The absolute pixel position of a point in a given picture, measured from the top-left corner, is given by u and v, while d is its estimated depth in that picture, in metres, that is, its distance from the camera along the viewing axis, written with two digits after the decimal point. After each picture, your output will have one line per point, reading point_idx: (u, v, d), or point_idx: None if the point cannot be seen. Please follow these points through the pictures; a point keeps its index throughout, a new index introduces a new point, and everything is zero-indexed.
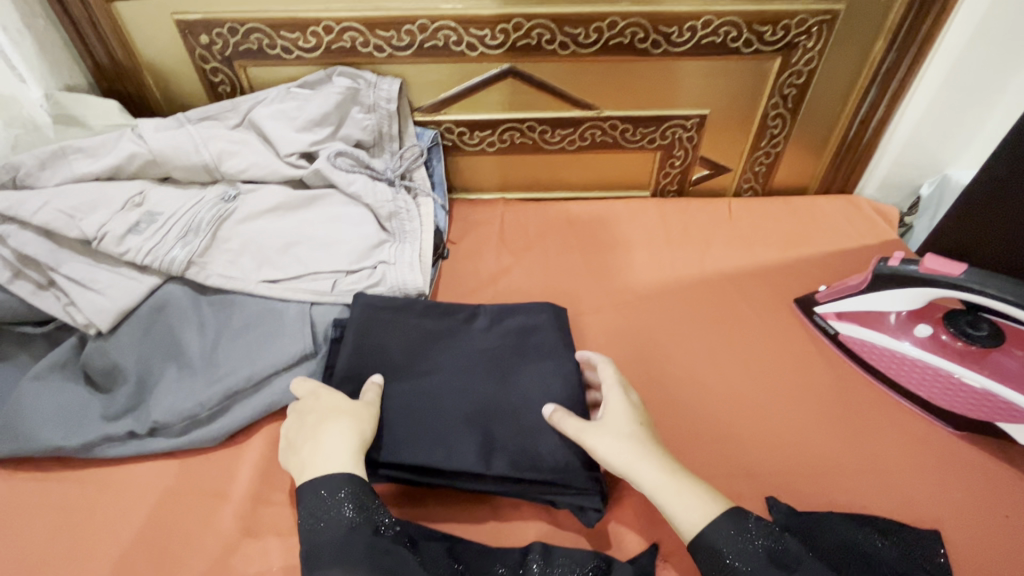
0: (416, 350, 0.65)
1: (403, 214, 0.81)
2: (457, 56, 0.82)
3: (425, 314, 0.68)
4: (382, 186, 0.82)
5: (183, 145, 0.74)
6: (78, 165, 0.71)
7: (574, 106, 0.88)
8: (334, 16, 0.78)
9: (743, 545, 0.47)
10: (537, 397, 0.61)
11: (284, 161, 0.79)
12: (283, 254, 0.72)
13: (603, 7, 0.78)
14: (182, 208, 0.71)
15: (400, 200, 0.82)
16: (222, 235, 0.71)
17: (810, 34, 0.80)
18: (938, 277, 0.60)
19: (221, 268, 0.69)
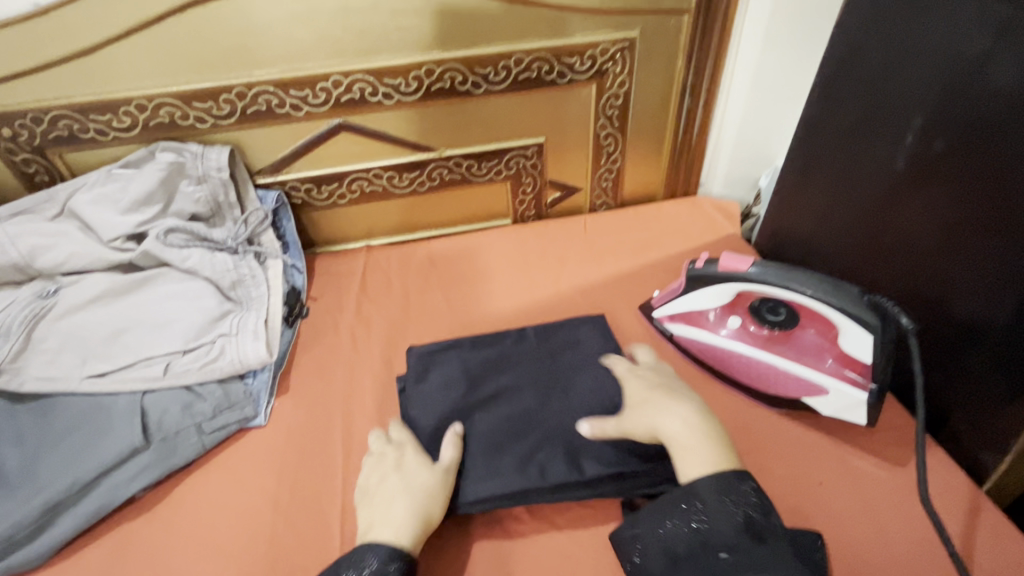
0: (476, 381, 0.69)
1: (248, 280, 0.80)
2: (284, 118, 0.83)
3: (476, 347, 0.74)
4: (222, 256, 0.80)
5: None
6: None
7: (414, 150, 0.91)
8: (144, 93, 0.77)
9: (722, 515, 0.50)
10: (593, 401, 0.65)
11: (110, 247, 0.76)
12: (111, 344, 0.69)
13: (416, 57, 0.81)
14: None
15: (244, 267, 0.81)
16: (38, 335, 0.67)
17: (615, 61, 0.87)
18: (733, 274, 0.65)
19: (38, 371, 0.65)
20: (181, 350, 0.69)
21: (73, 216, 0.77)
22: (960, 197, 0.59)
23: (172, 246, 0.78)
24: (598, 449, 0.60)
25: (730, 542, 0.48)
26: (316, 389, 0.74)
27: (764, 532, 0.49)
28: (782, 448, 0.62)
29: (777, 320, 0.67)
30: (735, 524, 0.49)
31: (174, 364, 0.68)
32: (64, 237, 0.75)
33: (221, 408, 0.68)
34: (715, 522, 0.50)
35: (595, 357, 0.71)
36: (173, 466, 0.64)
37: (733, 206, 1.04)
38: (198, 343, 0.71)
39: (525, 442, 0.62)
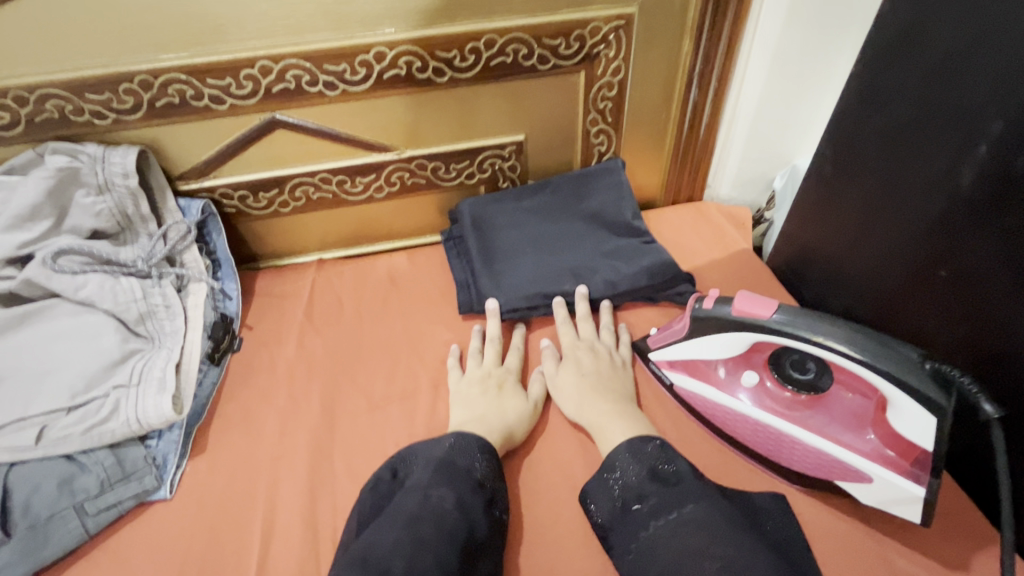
0: (521, 221, 0.80)
1: (160, 312, 0.66)
2: (203, 112, 0.68)
3: (518, 195, 0.82)
4: (129, 282, 0.66)
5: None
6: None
7: (368, 149, 0.77)
8: (23, 82, 0.62)
9: (629, 470, 0.52)
10: (616, 227, 0.81)
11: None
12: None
13: (362, 37, 0.66)
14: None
15: (155, 295, 0.67)
16: None
17: (608, 43, 0.72)
18: (752, 321, 0.51)
19: None
20: (66, 408, 0.56)
21: None
22: None
23: (61, 270, 0.63)
24: (620, 259, 0.77)
25: (641, 494, 0.50)
26: (239, 448, 0.61)
27: (667, 478, 0.50)
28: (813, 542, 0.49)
29: (807, 379, 0.54)
30: (671, 520, 0.47)
31: (53, 426, 0.55)
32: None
33: (112, 481, 0.55)
34: (642, 517, 0.49)
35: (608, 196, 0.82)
36: (43, 562, 0.51)
37: (744, 214, 0.89)
38: (86, 397, 0.57)
39: (572, 267, 0.76)
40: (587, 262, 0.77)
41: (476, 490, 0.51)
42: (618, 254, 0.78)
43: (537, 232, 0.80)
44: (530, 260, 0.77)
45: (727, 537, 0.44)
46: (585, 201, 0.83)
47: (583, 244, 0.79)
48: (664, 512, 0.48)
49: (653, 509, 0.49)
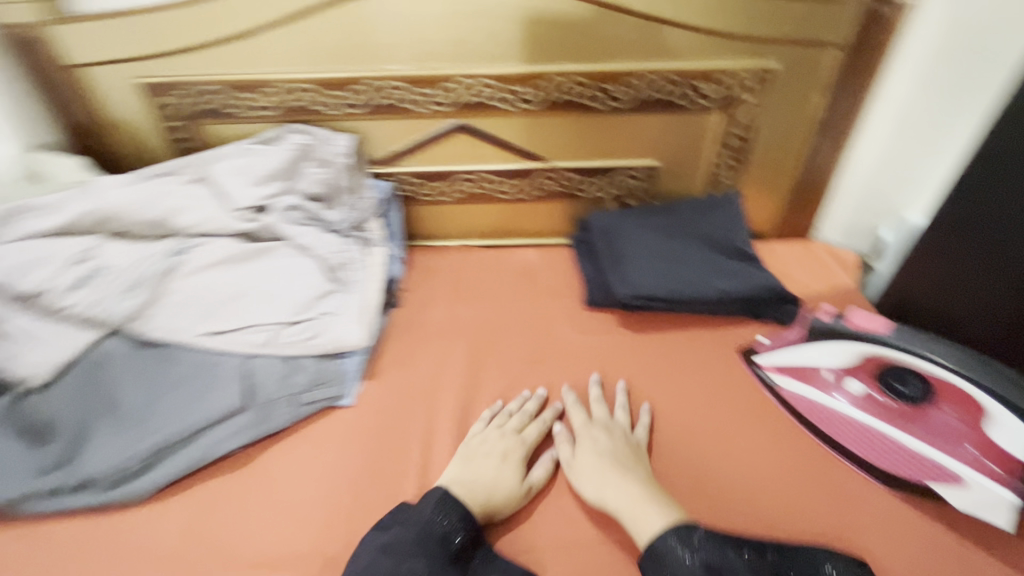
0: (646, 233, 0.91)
1: (351, 264, 0.83)
2: (407, 112, 0.86)
3: (642, 213, 0.94)
4: (332, 237, 0.84)
5: (137, 202, 0.76)
6: (21, 220, 0.71)
7: (523, 157, 0.91)
8: (288, 76, 0.82)
9: (688, 563, 0.51)
10: (729, 248, 0.90)
11: (235, 215, 0.81)
12: (227, 306, 0.73)
13: (543, 66, 0.80)
14: (128, 261, 0.72)
15: (349, 250, 0.84)
16: (168, 289, 0.73)
17: (748, 89, 0.83)
18: (867, 333, 0.62)
19: (164, 322, 0.70)
20: (287, 322, 0.73)
21: (207, 182, 0.82)
22: None
23: (290, 223, 0.83)
24: (735, 273, 0.86)
25: None
26: (399, 380, 0.75)
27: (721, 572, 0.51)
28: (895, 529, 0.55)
29: (909, 393, 0.62)
30: None
31: (278, 334, 0.72)
32: (196, 199, 0.80)
33: (315, 383, 0.71)
34: None
35: (724, 221, 0.92)
36: (266, 431, 0.67)
37: (849, 256, 0.96)
38: (302, 317, 0.74)
39: (692, 274, 0.85)
40: (705, 270, 0.86)
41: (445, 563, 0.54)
42: (734, 274, 0.85)
43: (660, 242, 0.89)
44: (654, 269, 0.85)
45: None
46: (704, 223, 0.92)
47: (700, 257, 0.88)
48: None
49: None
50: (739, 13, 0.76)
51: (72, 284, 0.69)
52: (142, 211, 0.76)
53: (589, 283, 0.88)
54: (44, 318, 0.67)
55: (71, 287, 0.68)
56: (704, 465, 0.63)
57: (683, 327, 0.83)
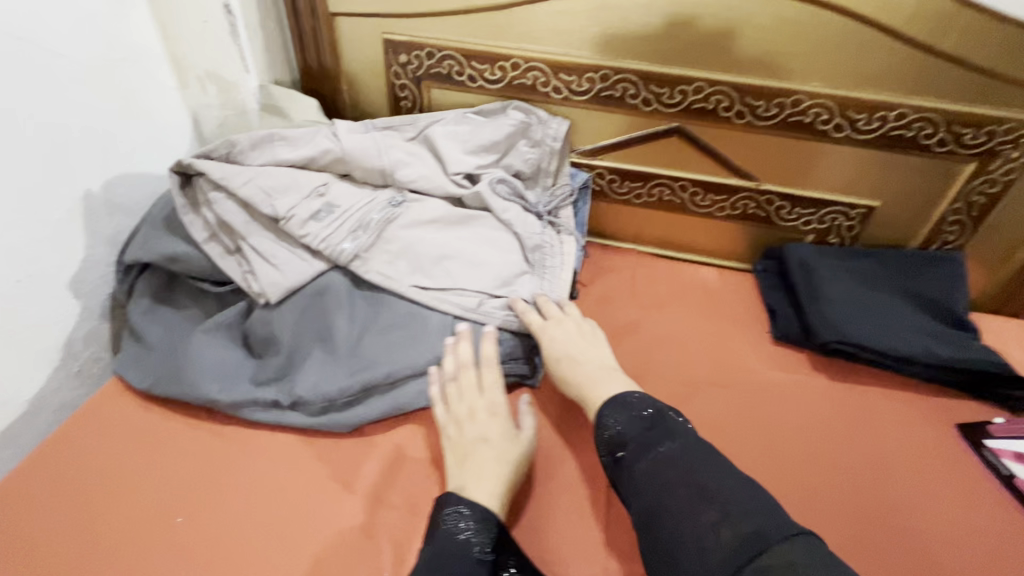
0: (856, 281, 0.84)
1: (547, 248, 0.82)
2: (629, 109, 0.84)
3: (846, 257, 0.87)
4: (532, 219, 0.84)
5: (368, 148, 0.78)
6: (271, 148, 0.76)
7: (733, 174, 0.88)
8: (525, 55, 0.83)
9: (621, 420, 0.60)
10: (947, 314, 0.82)
11: (450, 178, 0.83)
12: (437, 265, 0.74)
13: (791, 85, 0.77)
14: (354, 202, 0.75)
15: (547, 235, 0.83)
16: (386, 236, 0.74)
17: (1017, 145, 0.75)
18: None
19: (379, 267, 0.72)
20: (490, 292, 0.74)
21: (426, 142, 0.84)
22: None
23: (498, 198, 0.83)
24: (959, 342, 0.78)
25: (626, 442, 0.59)
26: None
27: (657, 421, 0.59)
28: None
29: None
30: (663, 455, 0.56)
31: (483, 302, 0.73)
32: (417, 157, 0.82)
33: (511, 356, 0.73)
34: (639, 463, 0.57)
35: (944, 283, 0.84)
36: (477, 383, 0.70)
37: None
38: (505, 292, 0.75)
39: (909, 332, 0.78)
40: (922, 330, 0.79)
41: (474, 565, 0.51)
42: (954, 342, 0.78)
43: (870, 292, 0.83)
44: (866, 319, 0.78)
45: (724, 474, 0.54)
46: (919, 281, 0.84)
47: (916, 318, 0.80)
48: (646, 450, 0.57)
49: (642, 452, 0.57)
50: None
51: (308, 214, 0.71)
52: (370, 157, 0.78)
53: (783, 321, 0.83)
54: (280, 241, 0.72)
55: (307, 217, 0.71)
56: (926, 543, 0.60)
57: (886, 385, 0.77)
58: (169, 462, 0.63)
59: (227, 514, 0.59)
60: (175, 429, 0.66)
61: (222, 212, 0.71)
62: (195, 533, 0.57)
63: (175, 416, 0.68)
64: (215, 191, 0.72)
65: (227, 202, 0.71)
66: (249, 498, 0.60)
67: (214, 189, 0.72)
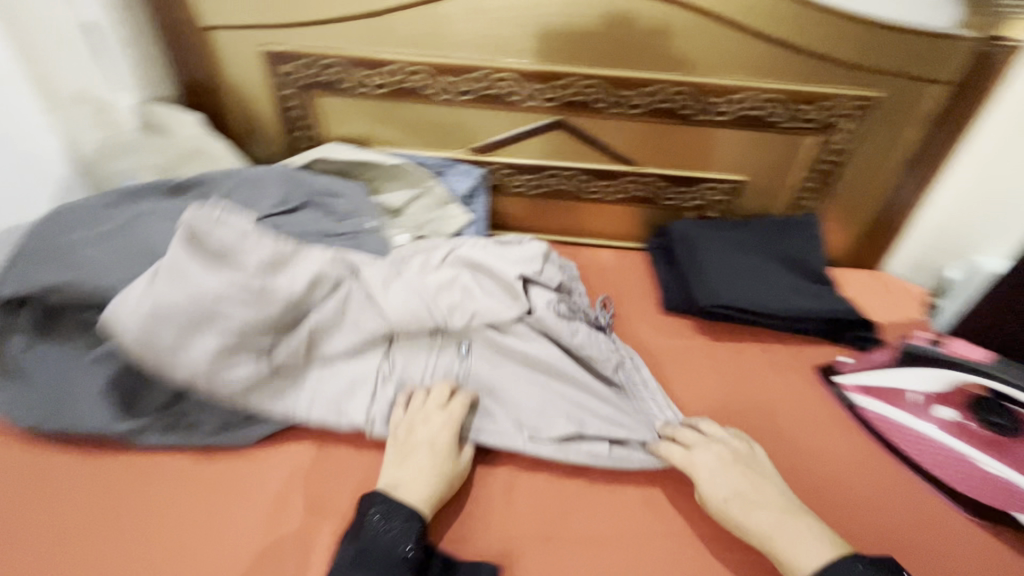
0: (731, 249, 0.92)
1: (626, 364, 0.77)
2: (512, 105, 0.89)
3: (724, 228, 0.96)
4: (600, 337, 0.78)
5: (418, 308, 0.70)
6: (184, 254, 0.62)
7: (615, 160, 0.94)
8: (406, 59, 0.85)
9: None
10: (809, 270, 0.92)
11: (512, 300, 0.74)
12: (563, 410, 0.68)
13: (652, 75, 0.83)
14: (309, 321, 0.68)
15: (619, 350, 0.79)
16: (467, 393, 0.69)
17: (847, 116, 0.85)
18: (965, 360, 0.61)
19: (490, 425, 0.67)
20: (570, 434, 0.66)
21: (458, 266, 0.78)
22: None
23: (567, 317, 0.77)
24: (817, 294, 0.88)
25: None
26: None
27: None
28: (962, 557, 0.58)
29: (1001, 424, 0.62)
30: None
31: (498, 416, 0.68)
32: (456, 287, 0.75)
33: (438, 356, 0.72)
34: None
35: (805, 244, 0.94)
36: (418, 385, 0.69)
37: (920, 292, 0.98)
38: (635, 432, 0.67)
39: (776, 290, 0.87)
40: (787, 288, 0.88)
41: (398, 565, 0.53)
42: (814, 295, 0.88)
43: (744, 257, 0.91)
44: (738, 283, 0.87)
45: None
46: (784, 244, 0.94)
47: (783, 277, 0.90)
48: None
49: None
50: (854, 42, 0.79)
51: (260, 333, 0.64)
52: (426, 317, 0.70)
53: (671, 293, 0.90)
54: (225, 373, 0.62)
55: (269, 347, 0.65)
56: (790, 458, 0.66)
57: (758, 339, 0.86)
58: (67, 499, 0.63)
59: (131, 543, 0.59)
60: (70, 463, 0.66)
61: (135, 344, 0.59)
62: (101, 569, 0.58)
63: (70, 450, 0.67)
64: (151, 311, 0.59)
65: (146, 326, 0.59)
66: (159, 526, 0.61)
67: (156, 314, 0.59)
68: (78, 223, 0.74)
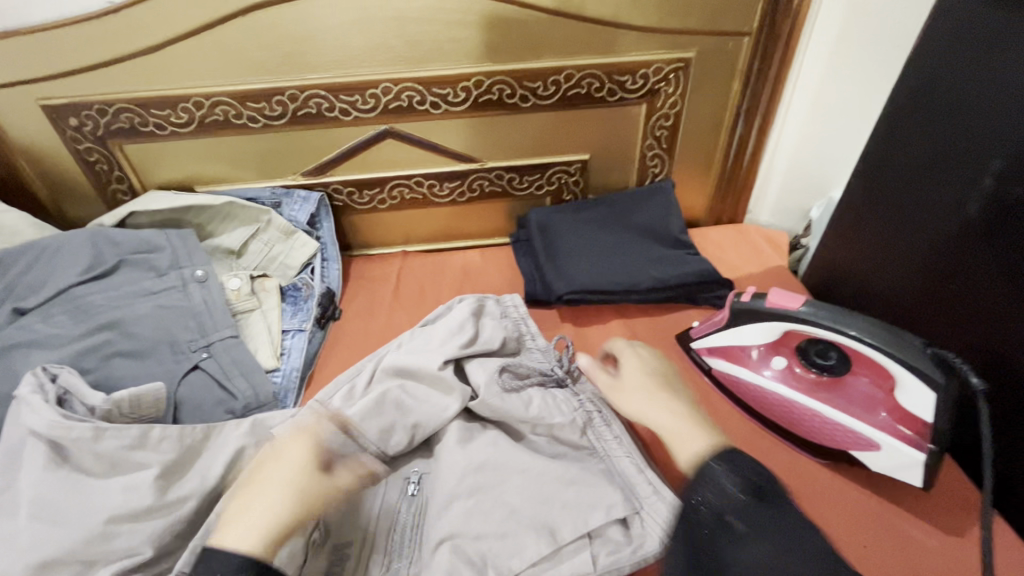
0: (586, 230, 0.91)
1: (598, 419, 0.67)
2: (332, 121, 0.84)
3: (580, 209, 0.94)
4: (559, 393, 0.69)
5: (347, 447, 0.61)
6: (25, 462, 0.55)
7: (457, 160, 0.91)
8: (203, 92, 0.79)
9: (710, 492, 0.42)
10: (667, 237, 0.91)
11: (447, 393, 0.66)
12: (528, 516, 0.57)
13: (466, 68, 0.80)
14: (201, 492, 0.58)
15: (588, 402, 0.68)
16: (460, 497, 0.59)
17: (668, 81, 0.85)
18: (782, 311, 0.62)
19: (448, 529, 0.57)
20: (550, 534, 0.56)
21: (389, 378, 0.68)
22: (1008, 258, 0.57)
23: (513, 388, 0.68)
24: (674, 261, 0.87)
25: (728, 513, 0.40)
26: None
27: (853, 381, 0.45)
28: (838, 506, 0.58)
29: (827, 364, 0.64)
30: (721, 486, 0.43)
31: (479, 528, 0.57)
32: (387, 407, 0.65)
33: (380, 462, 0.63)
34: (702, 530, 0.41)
35: (662, 210, 0.93)
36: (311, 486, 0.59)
37: (781, 238, 0.99)
38: (614, 510, 0.58)
39: (632, 265, 0.87)
40: (644, 259, 0.88)
41: None
42: (670, 262, 0.88)
43: (601, 236, 0.90)
44: (594, 264, 0.86)
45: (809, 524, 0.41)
46: (639, 213, 0.93)
47: (639, 249, 0.89)
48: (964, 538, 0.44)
49: (730, 539, 0.39)
50: (653, 7, 0.78)
51: (136, 521, 0.54)
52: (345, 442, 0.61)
53: (532, 285, 0.88)
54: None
55: (159, 527, 0.54)
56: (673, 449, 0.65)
57: (622, 316, 0.85)
58: None
59: None
60: None
61: None
62: None
63: None
64: None
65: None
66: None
67: None
68: None
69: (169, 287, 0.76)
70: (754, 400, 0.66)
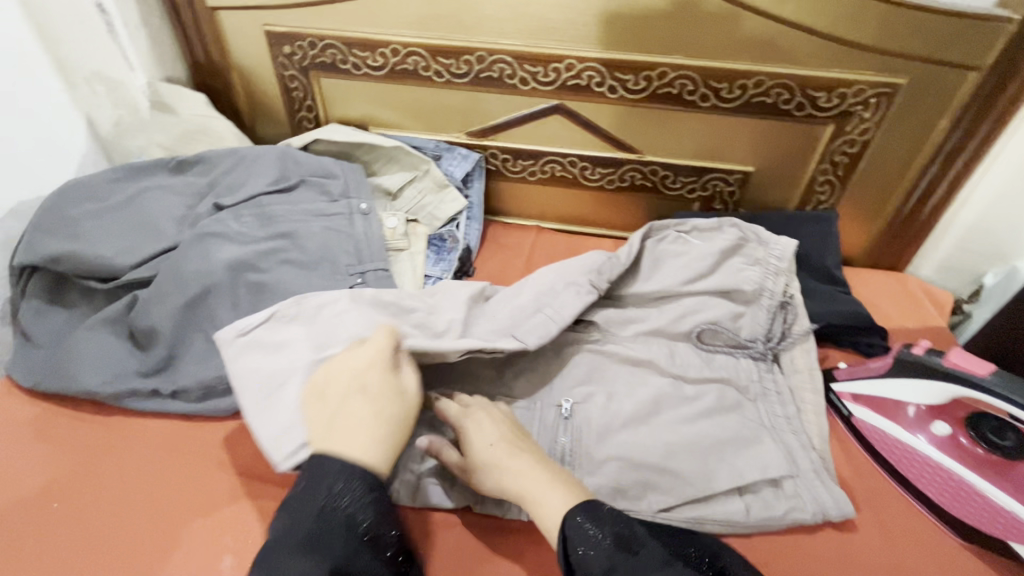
0: None
1: (772, 395, 0.70)
2: (509, 88, 0.87)
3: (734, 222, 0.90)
4: (746, 362, 0.73)
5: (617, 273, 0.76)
6: (246, 357, 0.63)
7: (617, 147, 0.91)
8: (402, 40, 0.85)
9: (594, 536, 0.47)
10: (822, 270, 0.86)
11: (666, 319, 0.77)
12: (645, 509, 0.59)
13: (653, 58, 0.79)
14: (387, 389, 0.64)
15: (768, 378, 0.71)
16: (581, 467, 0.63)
17: (867, 105, 0.79)
18: (964, 374, 0.57)
19: None
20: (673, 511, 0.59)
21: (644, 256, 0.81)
22: None
23: (706, 345, 0.75)
24: (827, 295, 0.82)
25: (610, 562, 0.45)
26: None
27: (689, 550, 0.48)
28: None
29: (999, 444, 0.59)
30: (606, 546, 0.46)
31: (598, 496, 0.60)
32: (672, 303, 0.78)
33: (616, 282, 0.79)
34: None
35: (824, 240, 0.87)
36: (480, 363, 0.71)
37: (947, 296, 0.90)
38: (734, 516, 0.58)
39: None
40: None
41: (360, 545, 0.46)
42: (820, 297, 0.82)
43: None
44: None
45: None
46: (799, 238, 0.87)
47: None
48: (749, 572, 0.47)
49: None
50: (876, 23, 0.72)
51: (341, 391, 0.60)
52: (518, 316, 0.72)
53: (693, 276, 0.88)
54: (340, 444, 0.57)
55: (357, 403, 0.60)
56: (843, 457, 0.65)
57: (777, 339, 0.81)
58: (49, 447, 0.65)
59: (92, 499, 0.61)
60: (52, 419, 0.68)
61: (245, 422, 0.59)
62: (61, 537, 0.58)
63: (59, 409, 0.69)
64: (241, 377, 0.61)
65: (277, 431, 0.57)
66: (132, 490, 0.62)
67: (241, 380, 0.61)
68: (83, 194, 0.77)
69: (339, 213, 0.83)
70: (900, 461, 0.62)
